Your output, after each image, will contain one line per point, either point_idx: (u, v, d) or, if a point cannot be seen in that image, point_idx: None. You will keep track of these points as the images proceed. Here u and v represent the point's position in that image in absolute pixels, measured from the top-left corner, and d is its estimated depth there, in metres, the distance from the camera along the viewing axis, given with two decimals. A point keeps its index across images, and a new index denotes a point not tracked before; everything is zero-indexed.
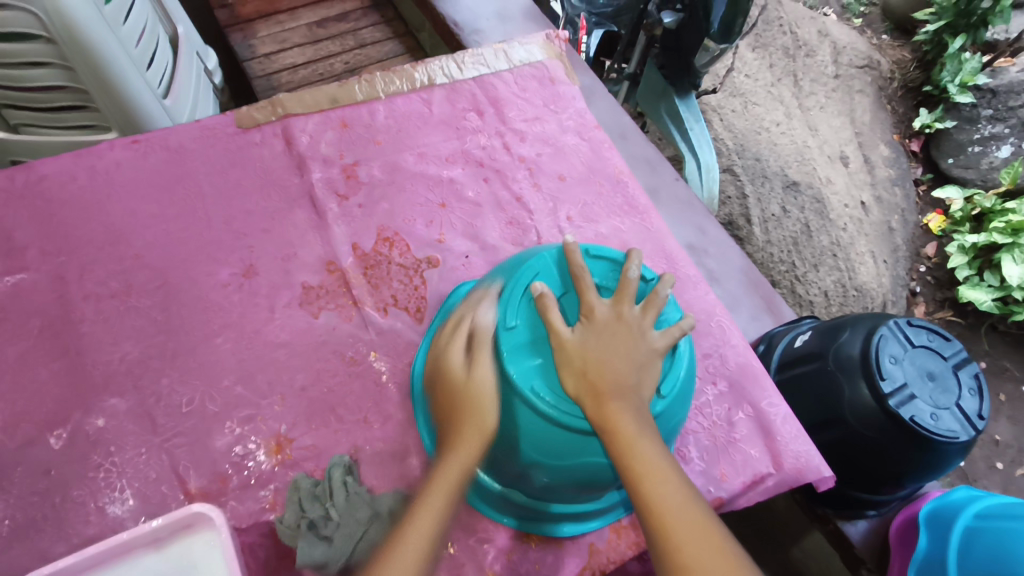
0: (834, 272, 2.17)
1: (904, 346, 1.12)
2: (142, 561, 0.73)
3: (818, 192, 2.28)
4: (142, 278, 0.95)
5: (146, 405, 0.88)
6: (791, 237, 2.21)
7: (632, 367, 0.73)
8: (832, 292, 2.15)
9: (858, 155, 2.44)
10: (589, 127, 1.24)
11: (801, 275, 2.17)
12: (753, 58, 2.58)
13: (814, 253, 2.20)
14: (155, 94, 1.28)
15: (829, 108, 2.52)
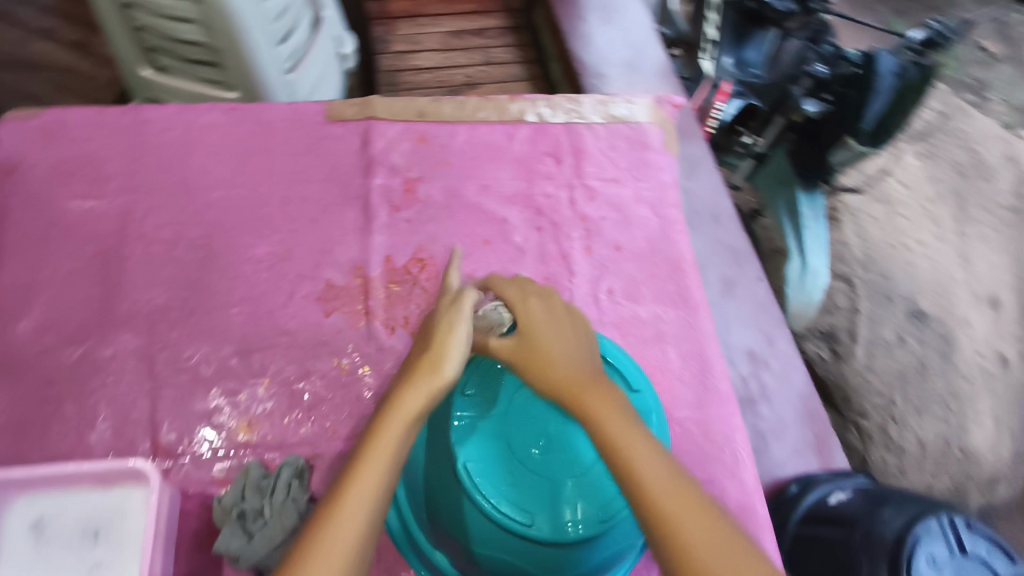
0: (938, 423, 1.72)
1: (951, 552, 0.95)
2: (84, 494, 0.79)
3: (946, 331, 1.86)
4: (192, 233, 1.02)
5: (152, 349, 0.94)
6: (899, 370, 1.78)
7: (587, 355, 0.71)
8: (932, 447, 1.69)
9: (1013, 302, 1.95)
10: (666, 203, 1.16)
11: (899, 416, 1.72)
12: (917, 167, 2.16)
13: (921, 396, 1.75)
14: (279, 67, 1.35)
15: (993, 243, 2.04)
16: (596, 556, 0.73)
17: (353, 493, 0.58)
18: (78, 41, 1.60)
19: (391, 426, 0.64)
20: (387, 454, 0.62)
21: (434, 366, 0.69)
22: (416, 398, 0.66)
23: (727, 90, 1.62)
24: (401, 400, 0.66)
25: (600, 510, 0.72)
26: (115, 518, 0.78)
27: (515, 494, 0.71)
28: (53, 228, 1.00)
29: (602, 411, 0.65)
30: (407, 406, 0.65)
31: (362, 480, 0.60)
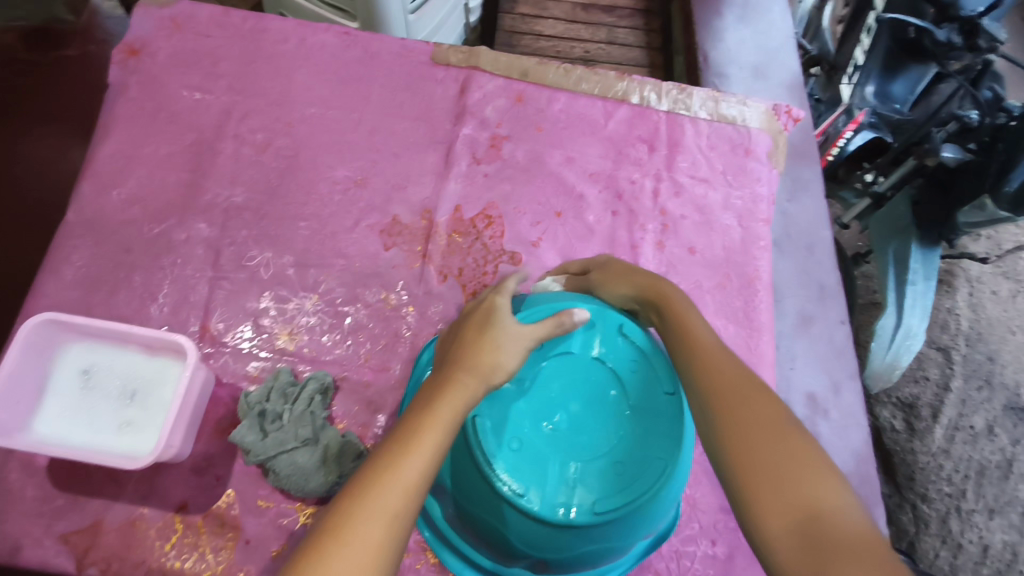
0: (1009, 531, 1.47)
1: None
2: (131, 356, 0.85)
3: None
4: (282, 143, 1.05)
5: (221, 242, 0.99)
6: (979, 463, 1.52)
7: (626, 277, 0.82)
8: (994, 553, 1.46)
9: None
10: (754, 217, 1.09)
11: (965, 511, 1.48)
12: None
13: (998, 497, 1.50)
14: (404, 6, 1.31)
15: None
16: (583, 546, 0.68)
17: (411, 459, 0.56)
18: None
19: (442, 409, 0.60)
20: (443, 427, 0.59)
21: (488, 350, 0.65)
22: (469, 384, 0.62)
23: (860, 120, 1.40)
24: (454, 385, 0.62)
25: (597, 501, 0.66)
26: (153, 386, 0.84)
27: (516, 460, 0.66)
28: (162, 112, 1.06)
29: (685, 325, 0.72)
30: (458, 392, 0.61)
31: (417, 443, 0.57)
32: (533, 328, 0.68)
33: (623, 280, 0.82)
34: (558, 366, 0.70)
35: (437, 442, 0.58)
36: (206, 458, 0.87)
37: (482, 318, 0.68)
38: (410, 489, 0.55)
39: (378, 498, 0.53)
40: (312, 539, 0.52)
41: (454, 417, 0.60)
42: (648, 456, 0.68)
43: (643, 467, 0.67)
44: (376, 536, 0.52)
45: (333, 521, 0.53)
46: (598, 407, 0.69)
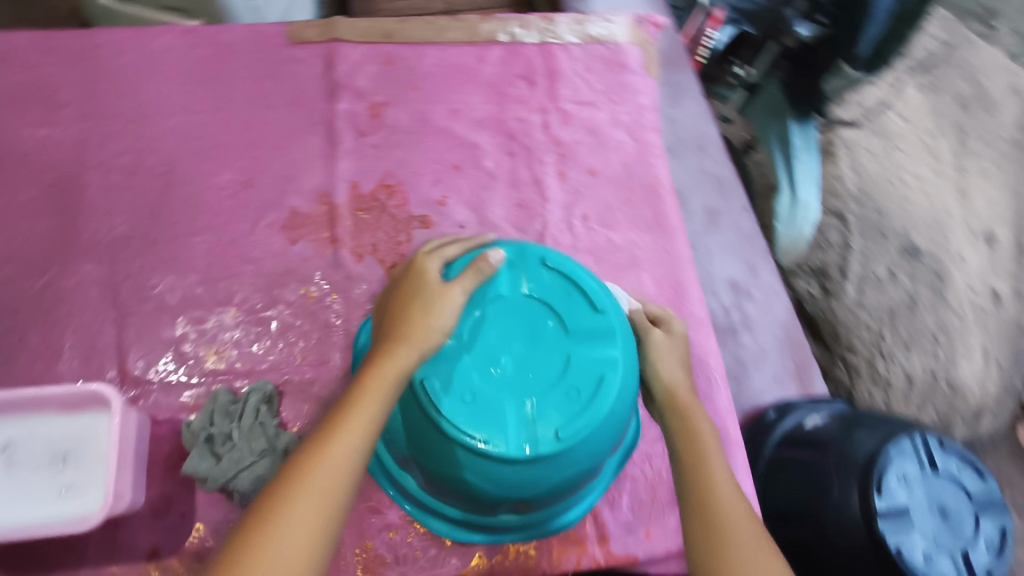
0: (927, 359, 1.61)
1: (922, 468, 0.96)
2: (51, 419, 0.80)
3: (941, 267, 1.69)
4: (151, 161, 0.99)
5: (115, 279, 0.92)
6: (890, 307, 1.64)
7: (677, 368, 0.81)
8: (917, 383, 1.60)
9: (1009, 239, 1.79)
10: (643, 127, 1.12)
11: (886, 351, 1.61)
12: (918, 98, 1.90)
13: (910, 332, 1.63)
14: None
15: (993, 179, 1.83)
16: (558, 474, 0.70)
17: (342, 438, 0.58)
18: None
19: (374, 384, 0.61)
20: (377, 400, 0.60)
21: (420, 313, 0.65)
22: (401, 354, 0.63)
23: (719, 17, 1.52)
24: (385, 358, 0.62)
25: (560, 428, 0.67)
26: (84, 443, 0.79)
27: (473, 412, 0.66)
28: (8, 157, 0.97)
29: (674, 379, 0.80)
30: (389, 364, 0.62)
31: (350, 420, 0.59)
32: (457, 283, 0.68)
33: (673, 365, 0.81)
34: (491, 312, 0.70)
35: (372, 414, 0.60)
36: (164, 499, 0.84)
37: (408, 287, 0.68)
38: (342, 468, 0.56)
39: (313, 479, 0.55)
40: (249, 524, 0.54)
41: (386, 389, 0.61)
42: (597, 373, 0.69)
43: (594, 385, 0.69)
44: (311, 515, 0.54)
45: (269, 505, 0.54)
46: (539, 341, 0.70)
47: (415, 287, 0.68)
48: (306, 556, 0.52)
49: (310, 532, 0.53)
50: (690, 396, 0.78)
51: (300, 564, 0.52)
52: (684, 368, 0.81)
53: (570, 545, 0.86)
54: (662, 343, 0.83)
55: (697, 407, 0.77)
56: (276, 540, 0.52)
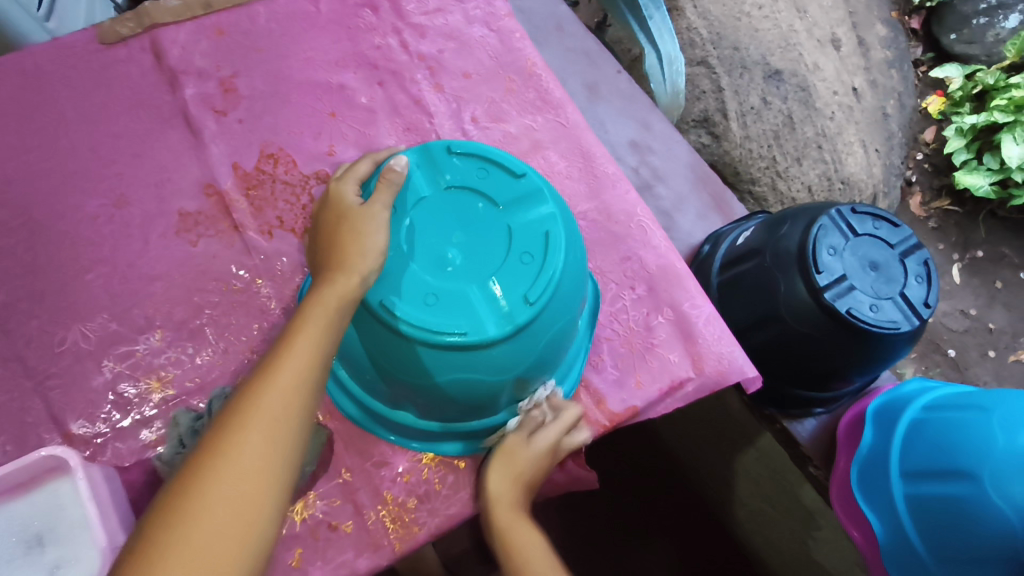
0: (819, 165, 1.73)
1: (846, 236, 1.04)
2: (7, 508, 0.70)
3: (803, 79, 1.76)
4: (5, 216, 0.90)
5: (18, 348, 0.84)
6: (771, 131, 1.71)
7: (506, 485, 0.78)
8: (816, 187, 1.73)
9: (851, 37, 1.89)
10: (498, 16, 1.11)
11: (783, 170, 1.71)
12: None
13: (796, 146, 1.72)
14: (31, 14, 1.07)
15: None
16: (540, 342, 0.70)
17: (292, 365, 0.56)
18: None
19: (317, 312, 0.60)
20: (323, 326, 0.59)
21: (355, 238, 0.64)
22: (340, 280, 0.62)
23: None
24: (326, 286, 0.61)
25: (526, 291, 0.66)
26: (54, 516, 0.70)
27: (439, 312, 0.65)
28: None
29: (498, 514, 0.78)
30: (330, 290, 0.61)
31: (298, 347, 0.57)
32: (377, 201, 0.67)
33: (501, 482, 0.78)
34: (422, 212, 0.68)
35: (319, 339, 0.58)
36: None
37: (333, 221, 0.67)
38: (292, 393, 0.55)
39: (261, 403, 0.53)
40: (197, 457, 0.51)
41: (331, 316, 0.60)
42: (541, 231, 0.68)
43: (542, 241, 0.68)
44: (263, 439, 0.52)
45: (216, 436, 0.52)
46: (474, 224, 0.68)
47: (339, 220, 0.67)
48: (259, 479, 0.51)
49: (268, 458, 0.51)
50: (506, 515, 0.77)
51: (255, 489, 0.50)
52: (516, 482, 0.79)
53: None
54: (515, 450, 0.80)
55: (517, 533, 0.77)
56: (229, 466, 0.50)
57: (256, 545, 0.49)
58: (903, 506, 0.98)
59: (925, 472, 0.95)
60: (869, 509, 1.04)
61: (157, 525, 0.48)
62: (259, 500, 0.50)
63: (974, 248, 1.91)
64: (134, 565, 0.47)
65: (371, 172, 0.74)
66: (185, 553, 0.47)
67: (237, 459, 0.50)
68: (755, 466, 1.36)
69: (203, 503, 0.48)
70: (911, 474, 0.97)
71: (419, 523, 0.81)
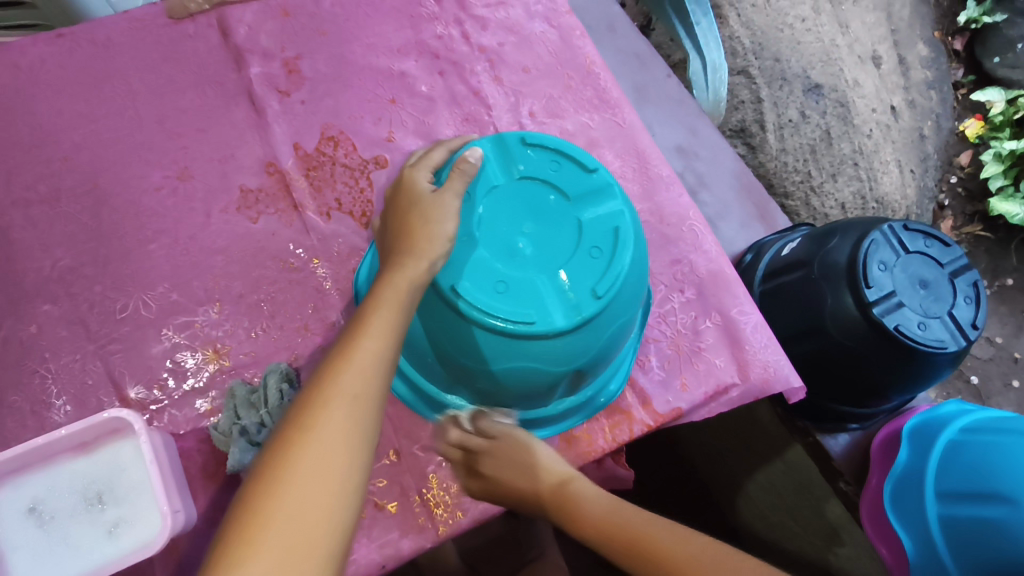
0: (854, 183, 1.70)
1: (897, 253, 1.03)
2: (70, 465, 0.73)
3: (843, 95, 1.74)
4: (72, 181, 0.92)
5: (80, 311, 0.86)
6: (809, 145, 1.70)
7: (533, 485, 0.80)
8: (850, 205, 1.70)
9: (892, 55, 1.88)
10: (559, 12, 1.11)
11: (817, 186, 1.70)
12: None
13: (833, 162, 1.71)
14: None
15: (864, 2, 1.89)
16: (601, 336, 0.71)
17: (367, 344, 0.57)
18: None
19: (389, 295, 0.60)
20: (395, 308, 0.60)
21: (426, 221, 0.65)
22: (412, 264, 0.62)
23: None
24: (398, 270, 0.62)
25: (595, 284, 0.67)
26: (114, 477, 0.73)
27: (508, 300, 0.65)
28: None
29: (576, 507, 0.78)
30: (401, 274, 0.62)
31: (372, 327, 0.58)
32: (448, 188, 0.67)
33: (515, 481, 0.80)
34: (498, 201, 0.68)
35: (392, 320, 0.59)
36: (218, 507, 0.79)
37: (403, 205, 0.68)
38: (369, 373, 0.55)
39: (340, 385, 0.54)
40: (283, 432, 0.52)
41: (403, 297, 0.61)
42: (610, 227, 0.69)
43: (612, 237, 0.69)
44: (345, 415, 0.53)
45: (300, 412, 0.53)
46: (546, 216, 0.69)
47: (409, 204, 0.67)
48: (343, 454, 0.51)
49: (349, 433, 0.52)
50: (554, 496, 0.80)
51: (340, 466, 0.51)
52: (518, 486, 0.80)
53: (619, 417, 0.89)
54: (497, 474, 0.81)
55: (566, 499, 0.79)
56: (313, 444, 0.51)
57: (342, 521, 0.50)
58: (935, 525, 0.97)
59: (962, 493, 0.94)
60: (900, 526, 1.03)
61: (249, 501, 0.49)
62: (342, 477, 0.51)
63: (1003, 276, 1.88)
64: (230, 535, 0.48)
65: (443, 162, 0.75)
66: (278, 526, 0.48)
67: (320, 436, 0.51)
68: (778, 477, 1.34)
69: (292, 479, 0.49)
70: (948, 494, 0.96)
71: (463, 508, 0.82)
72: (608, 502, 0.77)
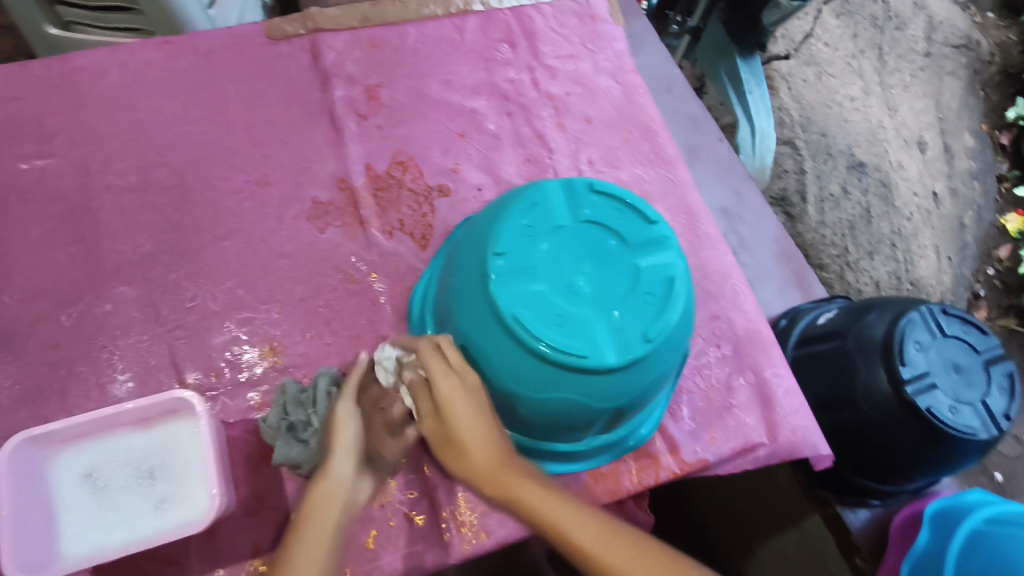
0: (890, 263, 1.72)
1: (933, 334, 1.05)
2: (128, 438, 0.78)
3: (886, 175, 1.81)
4: (161, 176, 0.98)
5: (153, 296, 0.92)
6: (848, 221, 1.75)
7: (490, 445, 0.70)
8: (884, 284, 1.70)
9: (938, 142, 1.91)
10: (625, 70, 1.18)
11: (853, 262, 1.72)
12: (837, 26, 1.98)
13: (870, 240, 1.74)
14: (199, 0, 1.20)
15: (914, 89, 1.95)
16: (645, 378, 0.74)
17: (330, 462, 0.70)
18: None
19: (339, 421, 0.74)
20: (345, 427, 0.73)
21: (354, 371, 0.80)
22: (348, 398, 0.77)
23: None
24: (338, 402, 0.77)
25: (646, 328, 0.71)
26: (167, 455, 0.77)
27: (562, 333, 0.69)
28: (10, 195, 0.95)
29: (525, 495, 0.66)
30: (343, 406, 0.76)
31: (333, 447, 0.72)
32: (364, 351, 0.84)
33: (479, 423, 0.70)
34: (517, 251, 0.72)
35: (346, 439, 0.73)
36: (257, 496, 0.83)
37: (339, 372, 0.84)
38: (335, 486, 0.68)
39: (314, 500, 0.67)
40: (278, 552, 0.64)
41: (349, 421, 0.74)
42: (665, 278, 0.73)
43: (665, 288, 0.73)
44: (320, 524, 0.65)
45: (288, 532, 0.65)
46: (605, 258, 0.73)
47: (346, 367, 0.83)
48: (320, 554, 0.63)
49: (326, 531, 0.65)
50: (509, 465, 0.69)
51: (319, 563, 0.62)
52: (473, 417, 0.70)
53: (647, 461, 0.91)
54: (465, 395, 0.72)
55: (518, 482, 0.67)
56: (297, 551, 0.63)
57: None
58: None
59: None
60: None
61: None
62: (322, 574, 0.62)
63: None
64: None
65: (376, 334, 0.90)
66: None
67: (301, 544, 0.63)
68: (792, 547, 1.29)
69: None
70: None
71: (487, 530, 0.84)
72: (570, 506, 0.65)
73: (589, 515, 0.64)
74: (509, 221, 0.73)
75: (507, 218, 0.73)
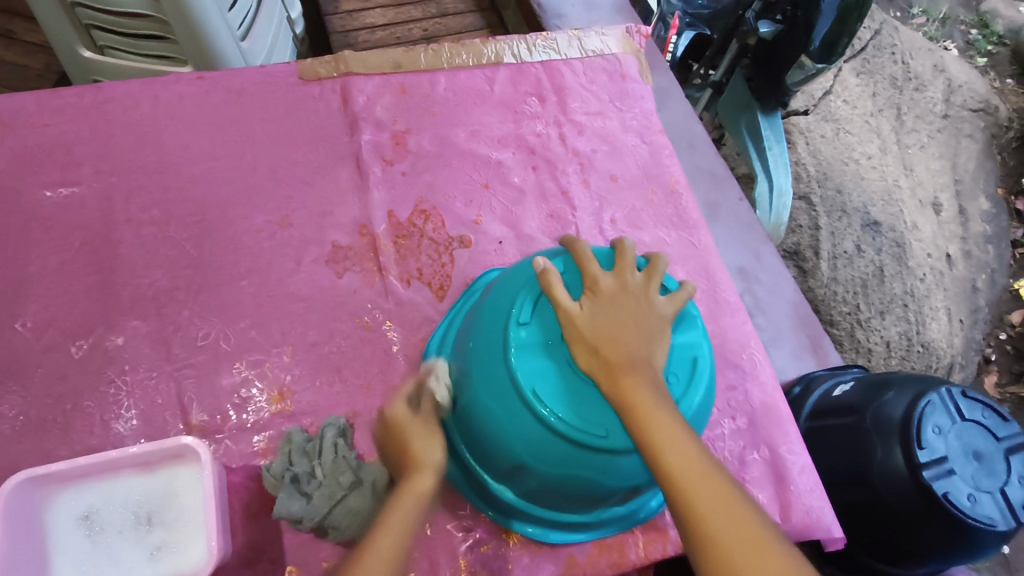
0: (901, 323, 1.69)
1: (953, 418, 1.02)
2: (129, 481, 0.76)
3: (900, 236, 1.78)
4: (184, 211, 0.98)
5: (165, 332, 0.91)
6: (860, 279, 1.72)
7: (642, 341, 0.67)
8: (895, 344, 1.67)
9: (953, 205, 1.91)
10: (652, 130, 1.19)
11: (864, 320, 1.69)
12: (856, 84, 1.99)
13: (882, 299, 1.71)
14: (233, 36, 1.22)
15: (930, 150, 1.95)
16: None
17: (422, 467, 0.75)
18: (19, 38, 1.54)
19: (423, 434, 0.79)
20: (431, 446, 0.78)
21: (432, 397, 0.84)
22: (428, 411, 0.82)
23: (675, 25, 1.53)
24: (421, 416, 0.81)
25: None
26: (168, 500, 0.75)
27: (581, 409, 0.69)
28: (32, 221, 0.95)
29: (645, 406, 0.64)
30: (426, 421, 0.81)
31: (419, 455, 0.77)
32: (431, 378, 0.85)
33: (627, 326, 0.68)
34: (574, 273, 0.77)
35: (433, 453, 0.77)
36: (253, 548, 0.81)
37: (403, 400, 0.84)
38: (415, 493, 0.73)
39: (400, 503, 0.71)
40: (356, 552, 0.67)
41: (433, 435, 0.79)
42: (690, 357, 0.74)
43: (690, 368, 0.73)
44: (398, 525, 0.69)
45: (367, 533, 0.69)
46: None
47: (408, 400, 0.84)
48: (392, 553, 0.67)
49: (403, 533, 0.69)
50: (630, 370, 0.65)
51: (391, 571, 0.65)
52: (622, 322, 0.68)
53: (655, 534, 0.87)
54: (612, 295, 0.70)
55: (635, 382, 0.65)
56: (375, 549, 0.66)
57: None
58: None
59: None
60: None
61: None
62: None
63: None
64: None
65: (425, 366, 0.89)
66: None
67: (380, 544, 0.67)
68: None
69: None
70: None
71: None
72: (681, 436, 0.63)
73: (698, 453, 0.62)
74: (542, 295, 0.74)
75: (539, 291, 0.74)
